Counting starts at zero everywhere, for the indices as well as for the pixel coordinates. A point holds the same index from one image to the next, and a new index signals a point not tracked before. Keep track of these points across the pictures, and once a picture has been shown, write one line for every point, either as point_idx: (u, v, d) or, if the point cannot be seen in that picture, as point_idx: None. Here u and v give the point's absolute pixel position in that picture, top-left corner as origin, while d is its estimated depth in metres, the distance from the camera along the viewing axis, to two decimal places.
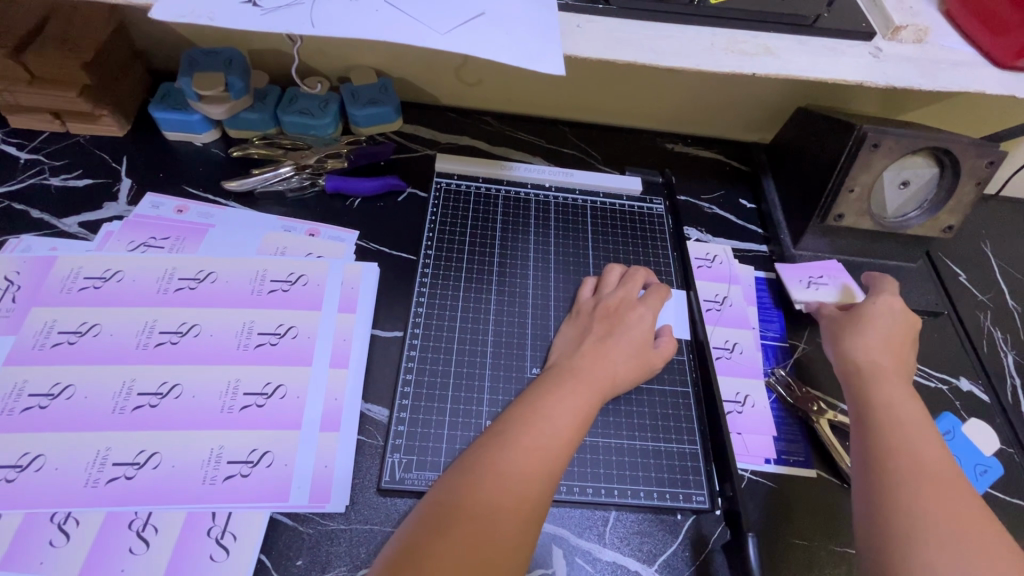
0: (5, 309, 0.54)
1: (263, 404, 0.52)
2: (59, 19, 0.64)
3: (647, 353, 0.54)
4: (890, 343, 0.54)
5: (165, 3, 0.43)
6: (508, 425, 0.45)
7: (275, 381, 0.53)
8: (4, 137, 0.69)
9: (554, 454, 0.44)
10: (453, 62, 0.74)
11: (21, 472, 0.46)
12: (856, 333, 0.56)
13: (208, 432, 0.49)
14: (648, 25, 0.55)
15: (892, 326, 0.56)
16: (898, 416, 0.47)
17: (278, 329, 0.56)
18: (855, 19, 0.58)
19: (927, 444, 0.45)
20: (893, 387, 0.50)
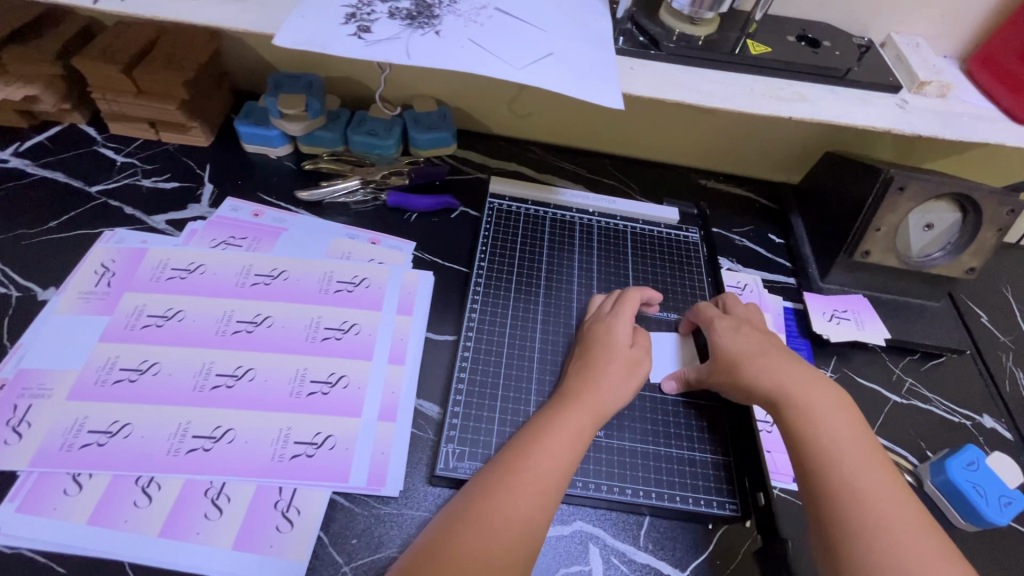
0: (101, 292, 0.60)
1: (328, 392, 0.56)
2: (166, 42, 0.73)
3: (630, 365, 0.56)
4: (769, 360, 0.55)
5: (285, 32, 0.50)
6: (500, 466, 0.47)
7: (339, 371, 0.57)
8: (103, 141, 0.76)
9: (544, 489, 0.46)
10: (508, 95, 0.81)
11: (111, 438, 0.51)
12: (747, 362, 0.55)
13: (277, 414, 0.54)
14: (695, 70, 0.61)
15: (754, 344, 0.57)
16: (831, 430, 0.50)
17: (342, 325, 0.61)
18: (882, 75, 0.64)
19: (860, 453, 0.48)
20: (810, 399, 0.52)
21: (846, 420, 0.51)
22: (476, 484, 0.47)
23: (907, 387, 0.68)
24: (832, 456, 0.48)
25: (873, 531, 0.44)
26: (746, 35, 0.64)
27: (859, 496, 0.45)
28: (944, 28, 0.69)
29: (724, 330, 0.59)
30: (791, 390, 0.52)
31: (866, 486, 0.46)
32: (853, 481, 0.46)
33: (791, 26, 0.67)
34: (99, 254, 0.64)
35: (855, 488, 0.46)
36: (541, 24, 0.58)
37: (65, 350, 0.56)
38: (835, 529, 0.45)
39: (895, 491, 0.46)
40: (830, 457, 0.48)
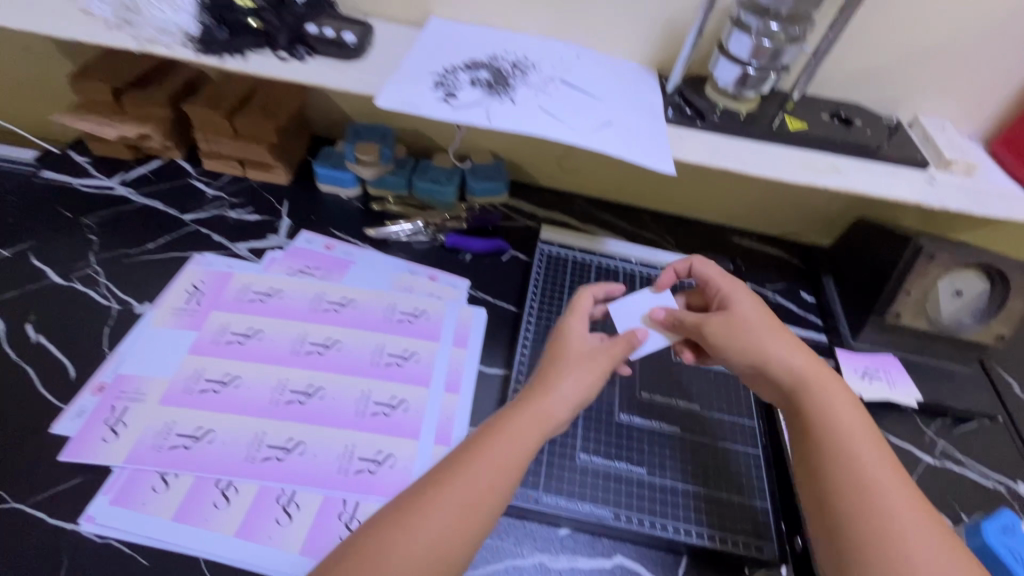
0: (191, 309, 0.67)
1: (390, 413, 0.60)
2: (263, 93, 0.83)
3: (589, 376, 0.51)
4: (783, 340, 0.53)
5: (385, 94, 0.59)
6: (428, 484, 0.44)
7: (400, 395, 0.62)
8: (197, 175, 0.85)
9: (469, 517, 0.42)
10: (559, 152, 0.89)
11: (196, 442, 0.56)
12: (771, 334, 0.53)
13: (344, 430, 0.58)
14: (736, 141, 0.68)
15: (763, 320, 0.55)
16: (843, 415, 0.49)
17: (403, 352, 0.66)
18: (911, 153, 0.69)
19: (869, 441, 0.47)
20: (830, 392, 0.50)
21: (864, 420, 0.48)
22: (405, 497, 0.43)
23: (939, 449, 0.70)
24: (848, 460, 0.46)
25: (878, 517, 0.42)
26: (784, 111, 0.71)
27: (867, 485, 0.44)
28: (970, 114, 0.75)
29: (744, 299, 0.57)
30: (805, 384, 0.51)
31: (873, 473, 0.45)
32: (868, 482, 0.44)
33: (826, 105, 0.74)
34: (191, 275, 0.71)
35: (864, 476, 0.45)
36: (601, 96, 0.66)
37: (156, 360, 0.62)
38: (840, 518, 0.44)
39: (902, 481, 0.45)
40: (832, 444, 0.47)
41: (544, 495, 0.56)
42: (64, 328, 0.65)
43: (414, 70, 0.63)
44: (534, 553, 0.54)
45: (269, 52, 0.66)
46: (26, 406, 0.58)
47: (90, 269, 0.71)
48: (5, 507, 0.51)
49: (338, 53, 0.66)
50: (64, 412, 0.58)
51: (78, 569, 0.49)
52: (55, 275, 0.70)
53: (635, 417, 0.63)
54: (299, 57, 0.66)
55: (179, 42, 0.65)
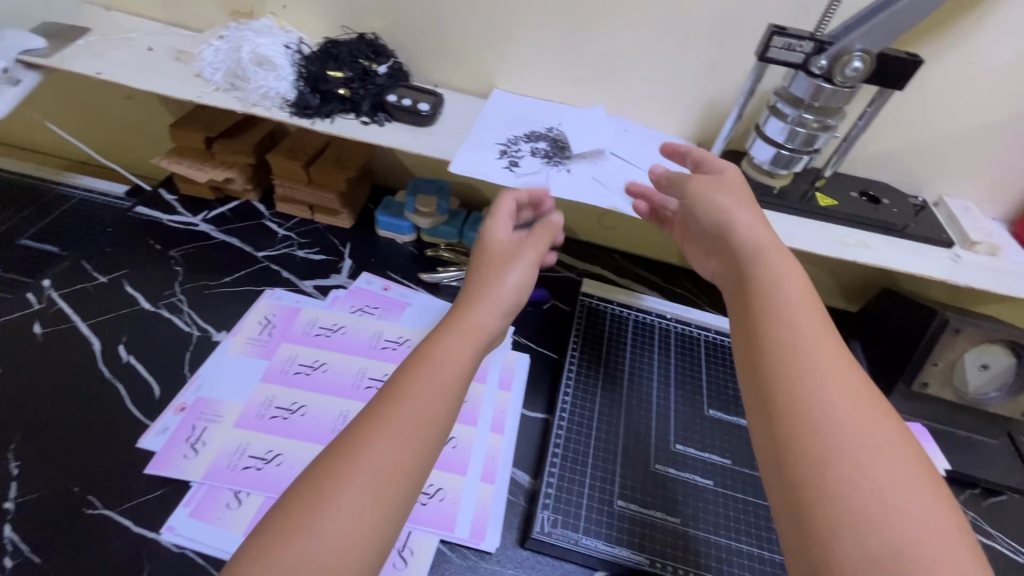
0: (263, 339, 0.74)
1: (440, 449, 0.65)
2: (336, 146, 0.92)
3: (521, 274, 0.56)
4: (740, 204, 0.56)
5: (458, 160, 0.66)
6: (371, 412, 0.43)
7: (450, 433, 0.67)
8: (270, 216, 0.94)
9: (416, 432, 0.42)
10: (599, 211, 0.96)
11: (266, 464, 0.61)
12: (728, 201, 0.55)
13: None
14: (770, 213, 0.73)
15: (742, 190, 0.57)
16: (788, 303, 0.45)
17: None
18: (935, 231, 0.74)
19: (819, 332, 0.43)
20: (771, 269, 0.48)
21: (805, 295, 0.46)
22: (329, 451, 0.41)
23: (968, 520, 0.71)
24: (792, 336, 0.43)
25: (832, 433, 0.38)
26: (815, 187, 0.77)
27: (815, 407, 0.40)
28: (993, 197, 0.80)
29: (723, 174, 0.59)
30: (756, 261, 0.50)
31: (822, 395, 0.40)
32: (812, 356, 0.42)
33: (854, 183, 0.79)
34: (263, 308, 0.78)
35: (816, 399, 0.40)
36: (647, 167, 0.73)
37: (230, 384, 0.69)
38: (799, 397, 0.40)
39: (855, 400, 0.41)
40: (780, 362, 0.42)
41: (584, 538, 0.59)
42: (151, 351, 0.72)
43: (483, 140, 0.71)
44: None
45: (353, 117, 0.75)
46: (117, 421, 0.65)
47: (175, 298, 0.79)
48: (96, 513, 0.57)
49: (412, 119, 0.75)
50: (150, 428, 0.64)
51: None
52: (145, 301, 0.78)
53: (669, 468, 0.66)
54: (379, 122, 0.74)
55: (276, 105, 0.74)
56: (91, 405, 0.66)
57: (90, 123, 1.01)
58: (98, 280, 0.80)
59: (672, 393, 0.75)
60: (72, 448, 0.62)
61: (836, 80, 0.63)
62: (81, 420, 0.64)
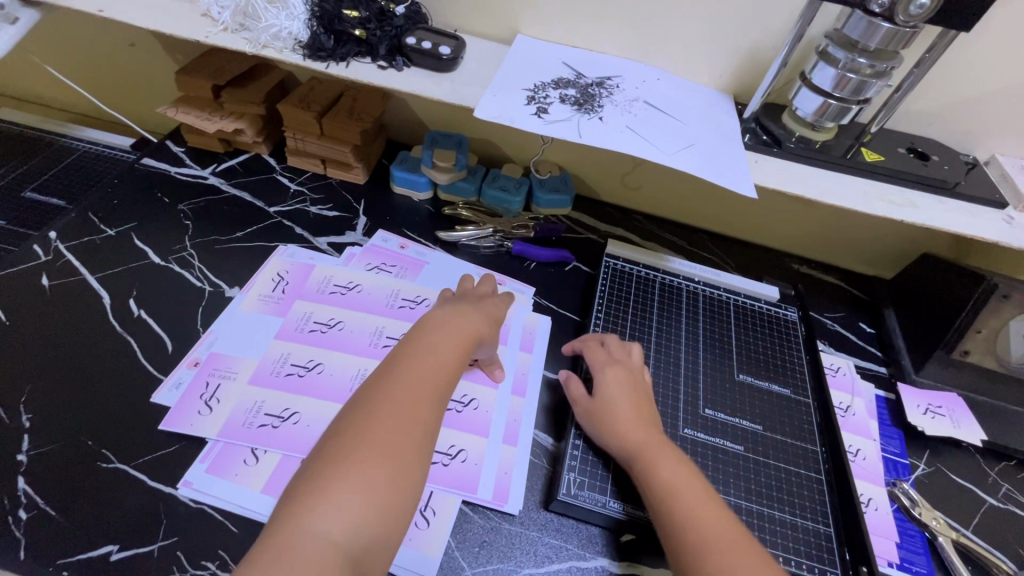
0: (277, 296, 0.71)
1: (461, 410, 0.63)
2: (350, 97, 0.88)
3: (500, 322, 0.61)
4: (627, 415, 0.58)
5: (483, 105, 0.62)
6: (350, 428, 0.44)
7: (471, 394, 0.65)
8: (281, 170, 0.90)
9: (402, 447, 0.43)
10: (625, 169, 0.91)
11: (283, 421, 0.59)
12: (610, 415, 0.59)
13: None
14: (812, 170, 0.69)
15: (625, 400, 0.60)
16: (667, 491, 0.51)
17: None
18: (988, 191, 0.70)
19: (705, 511, 0.49)
20: (653, 455, 0.54)
21: (688, 475, 0.52)
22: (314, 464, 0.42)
23: (1002, 491, 0.69)
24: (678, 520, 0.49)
25: None
26: (861, 143, 0.72)
27: (705, 547, 0.46)
28: None
29: (607, 377, 0.62)
30: (638, 453, 0.55)
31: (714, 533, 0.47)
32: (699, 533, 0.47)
33: (901, 139, 0.74)
34: (276, 265, 0.75)
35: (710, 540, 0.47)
36: (683, 118, 0.68)
37: (244, 342, 0.66)
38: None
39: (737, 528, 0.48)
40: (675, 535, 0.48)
41: (612, 501, 0.57)
42: (162, 306, 0.70)
43: (508, 85, 0.66)
44: (596, 556, 0.56)
45: (369, 61, 0.71)
46: (129, 375, 0.63)
47: (185, 252, 0.76)
48: (110, 467, 0.56)
49: (433, 64, 0.70)
50: (163, 383, 0.62)
51: (173, 531, 0.52)
52: (155, 255, 0.75)
53: (699, 433, 0.64)
54: (397, 67, 0.70)
55: (289, 47, 0.70)
56: (102, 359, 0.64)
57: (94, 70, 0.96)
58: (106, 233, 0.77)
59: (701, 357, 0.72)
60: (84, 403, 0.60)
61: (897, 20, 0.57)
62: (92, 374, 0.62)
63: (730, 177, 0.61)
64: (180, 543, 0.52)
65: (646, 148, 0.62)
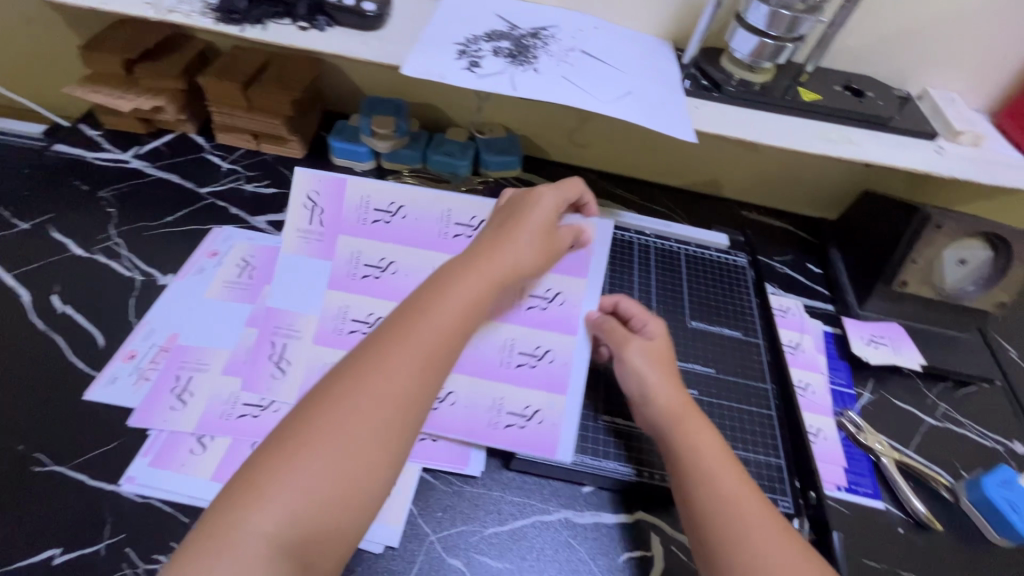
0: (317, 232, 0.60)
1: (535, 364, 0.59)
2: (277, 65, 0.83)
3: (518, 255, 0.53)
4: (657, 369, 0.56)
5: (411, 62, 0.59)
6: (300, 418, 0.40)
7: (544, 344, 0.59)
8: (211, 149, 0.85)
9: (357, 440, 0.40)
10: (573, 126, 0.90)
11: (439, 403, 0.58)
12: (649, 369, 0.56)
13: (495, 382, 0.59)
14: (751, 112, 0.69)
15: (659, 357, 0.57)
16: (697, 454, 0.49)
17: (547, 293, 0.60)
18: (921, 123, 0.71)
19: (730, 476, 0.47)
20: (684, 418, 0.52)
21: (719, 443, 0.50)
22: (260, 454, 0.39)
23: (941, 411, 0.73)
24: (704, 479, 0.47)
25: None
26: (798, 83, 0.72)
27: (733, 507, 0.45)
28: (979, 86, 0.76)
29: (652, 332, 0.60)
30: (669, 414, 0.53)
31: (732, 504, 0.45)
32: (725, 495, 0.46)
33: (838, 77, 0.75)
34: (240, 250, 0.72)
35: (732, 506, 0.45)
36: (621, 66, 0.67)
37: (301, 290, 0.60)
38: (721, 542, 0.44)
39: (759, 500, 0.46)
40: (700, 497, 0.47)
41: (570, 453, 0.58)
42: (90, 299, 0.66)
43: (438, 40, 0.63)
44: (559, 508, 0.57)
45: (289, 22, 0.66)
46: (58, 373, 0.59)
47: (111, 241, 0.72)
48: (46, 469, 0.53)
49: (358, 22, 0.65)
50: (97, 378, 0.59)
51: (121, 528, 0.50)
52: (77, 247, 0.70)
53: None
54: (320, 28, 0.65)
55: (198, 11, 0.65)
56: (27, 360, 0.60)
57: None
58: (20, 227, 0.71)
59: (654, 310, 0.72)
60: (10, 406, 0.56)
61: None
62: (16, 375, 0.58)
63: (674, 126, 0.61)
64: (129, 538, 0.50)
65: (584, 98, 0.60)
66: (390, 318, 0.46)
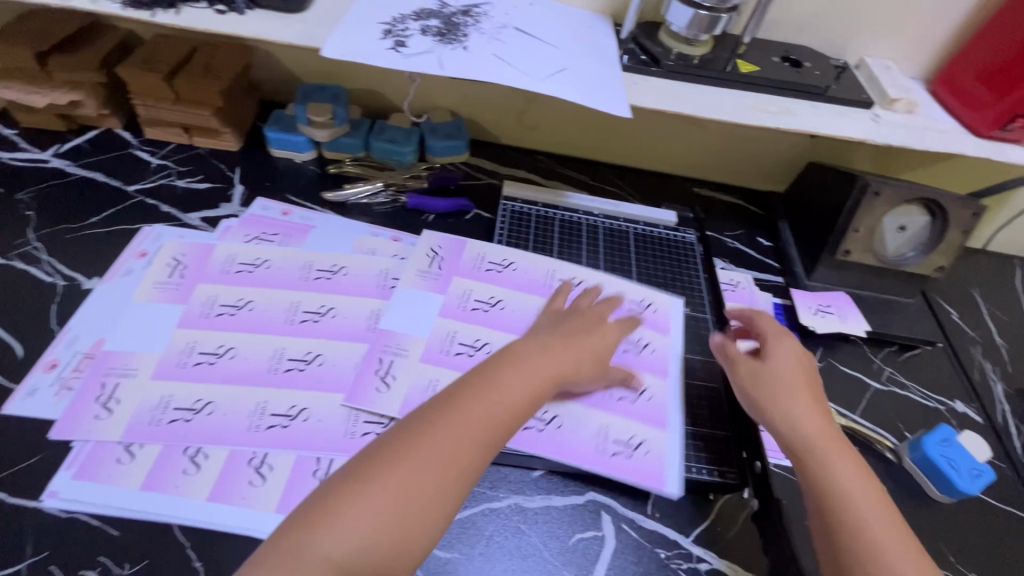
0: (435, 273, 0.69)
1: (635, 400, 0.62)
2: (203, 53, 0.79)
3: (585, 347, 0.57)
4: (798, 399, 0.55)
5: (331, 44, 0.57)
6: (385, 446, 0.43)
7: (644, 338, 0.68)
8: (138, 145, 0.81)
9: (427, 485, 0.42)
10: (519, 107, 0.88)
11: (546, 426, 0.58)
12: (784, 398, 0.55)
13: (598, 413, 0.60)
14: (690, 86, 0.68)
15: (796, 383, 0.56)
16: (846, 492, 0.48)
17: (638, 342, 0.67)
18: (857, 92, 0.72)
19: (879, 519, 0.47)
20: (828, 449, 0.51)
21: (863, 480, 0.49)
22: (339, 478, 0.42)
23: (886, 375, 0.74)
24: (854, 519, 0.47)
25: None
26: (736, 55, 0.71)
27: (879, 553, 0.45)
28: (914, 53, 0.77)
29: (781, 351, 0.59)
30: (808, 445, 0.51)
31: (886, 554, 0.45)
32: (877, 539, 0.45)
33: (776, 48, 0.75)
34: (171, 248, 0.69)
35: (879, 553, 0.45)
36: (555, 42, 0.65)
37: (408, 319, 0.64)
38: None
39: (909, 551, 0.45)
40: (847, 537, 0.46)
41: (516, 439, 0.57)
42: (6, 309, 0.62)
43: (363, 20, 0.61)
44: (508, 495, 0.57)
45: (204, 5, 0.62)
46: None
47: (30, 246, 0.68)
48: None
49: (279, 4, 0.62)
50: (15, 392, 0.56)
51: (45, 545, 0.48)
52: None
53: None
54: (239, 11, 0.62)
55: None
56: None
57: None
58: None
59: None
60: None
61: None
62: None
63: (610, 101, 0.60)
64: (53, 556, 0.47)
65: (516, 76, 0.58)
66: (473, 374, 0.50)
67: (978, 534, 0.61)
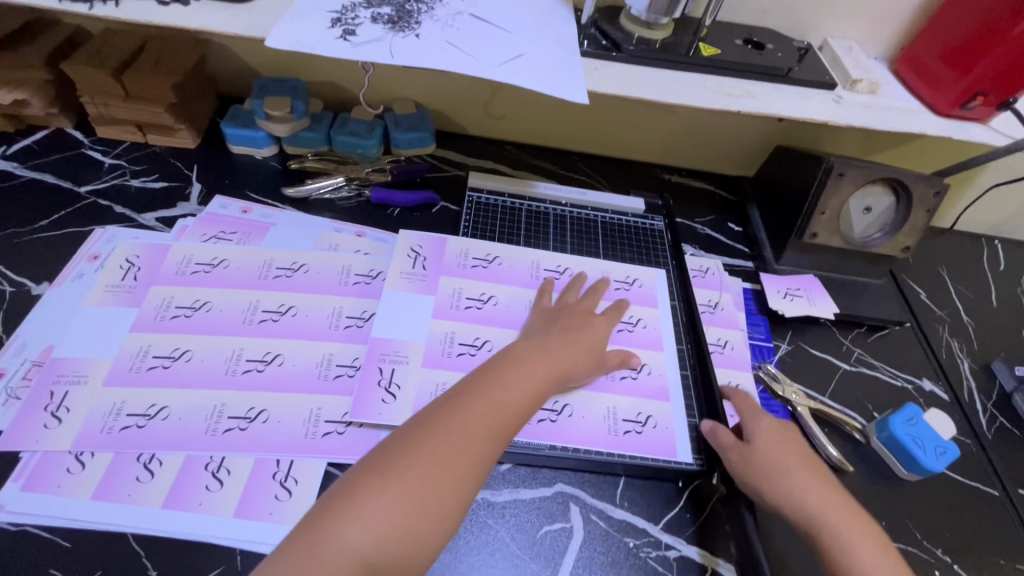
0: (420, 273, 0.67)
1: (637, 377, 0.63)
2: (154, 47, 0.76)
3: (582, 343, 0.57)
4: (801, 475, 0.53)
5: (277, 34, 0.55)
6: (405, 438, 0.44)
7: (637, 315, 0.68)
8: (91, 144, 0.79)
9: (446, 476, 0.42)
10: (484, 97, 0.86)
11: (559, 415, 0.59)
12: (787, 475, 0.53)
13: (601, 394, 0.61)
14: (652, 70, 0.67)
15: (795, 454, 0.55)
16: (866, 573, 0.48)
17: (630, 319, 0.68)
18: (820, 73, 0.71)
19: None
20: (842, 525, 0.50)
21: (879, 555, 0.49)
22: (360, 469, 0.42)
23: (855, 356, 0.75)
24: None
25: None
26: (699, 39, 0.70)
27: None
28: (876, 32, 0.77)
29: (764, 429, 0.57)
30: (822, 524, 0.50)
31: None
32: None
33: (739, 31, 0.74)
34: (123, 249, 0.66)
35: None
36: (512, 28, 0.64)
37: (404, 322, 0.62)
38: None
39: None
40: None
41: None
42: None
43: (311, 8, 0.59)
44: None
45: None
46: None
47: None
48: None
49: None
50: None
51: None
52: None
53: None
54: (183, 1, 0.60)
55: None
56: None
57: None
58: None
59: None
60: None
61: None
62: None
63: (566, 86, 0.58)
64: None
65: (469, 63, 0.57)
66: (484, 368, 0.50)
67: (945, 511, 0.62)
